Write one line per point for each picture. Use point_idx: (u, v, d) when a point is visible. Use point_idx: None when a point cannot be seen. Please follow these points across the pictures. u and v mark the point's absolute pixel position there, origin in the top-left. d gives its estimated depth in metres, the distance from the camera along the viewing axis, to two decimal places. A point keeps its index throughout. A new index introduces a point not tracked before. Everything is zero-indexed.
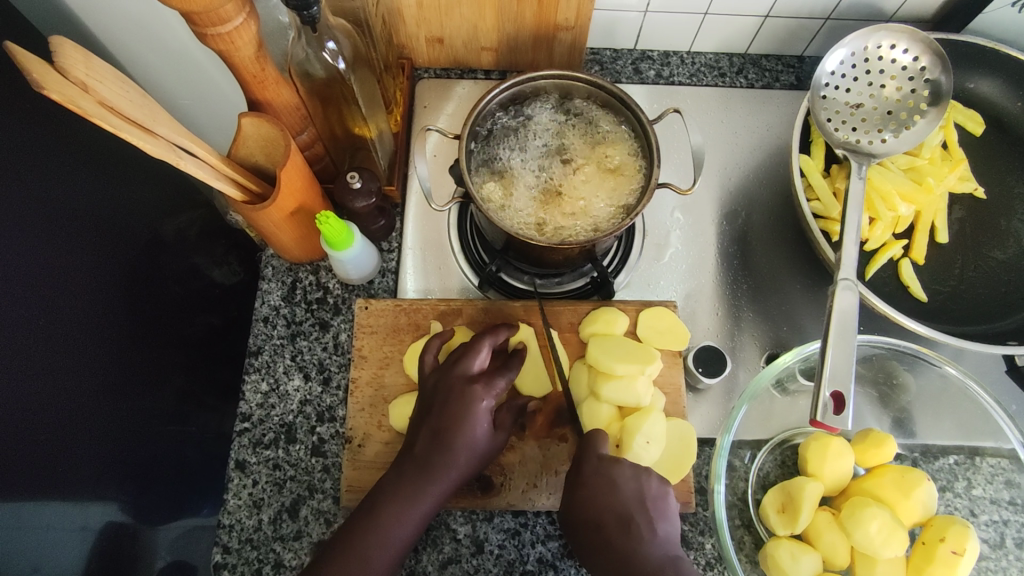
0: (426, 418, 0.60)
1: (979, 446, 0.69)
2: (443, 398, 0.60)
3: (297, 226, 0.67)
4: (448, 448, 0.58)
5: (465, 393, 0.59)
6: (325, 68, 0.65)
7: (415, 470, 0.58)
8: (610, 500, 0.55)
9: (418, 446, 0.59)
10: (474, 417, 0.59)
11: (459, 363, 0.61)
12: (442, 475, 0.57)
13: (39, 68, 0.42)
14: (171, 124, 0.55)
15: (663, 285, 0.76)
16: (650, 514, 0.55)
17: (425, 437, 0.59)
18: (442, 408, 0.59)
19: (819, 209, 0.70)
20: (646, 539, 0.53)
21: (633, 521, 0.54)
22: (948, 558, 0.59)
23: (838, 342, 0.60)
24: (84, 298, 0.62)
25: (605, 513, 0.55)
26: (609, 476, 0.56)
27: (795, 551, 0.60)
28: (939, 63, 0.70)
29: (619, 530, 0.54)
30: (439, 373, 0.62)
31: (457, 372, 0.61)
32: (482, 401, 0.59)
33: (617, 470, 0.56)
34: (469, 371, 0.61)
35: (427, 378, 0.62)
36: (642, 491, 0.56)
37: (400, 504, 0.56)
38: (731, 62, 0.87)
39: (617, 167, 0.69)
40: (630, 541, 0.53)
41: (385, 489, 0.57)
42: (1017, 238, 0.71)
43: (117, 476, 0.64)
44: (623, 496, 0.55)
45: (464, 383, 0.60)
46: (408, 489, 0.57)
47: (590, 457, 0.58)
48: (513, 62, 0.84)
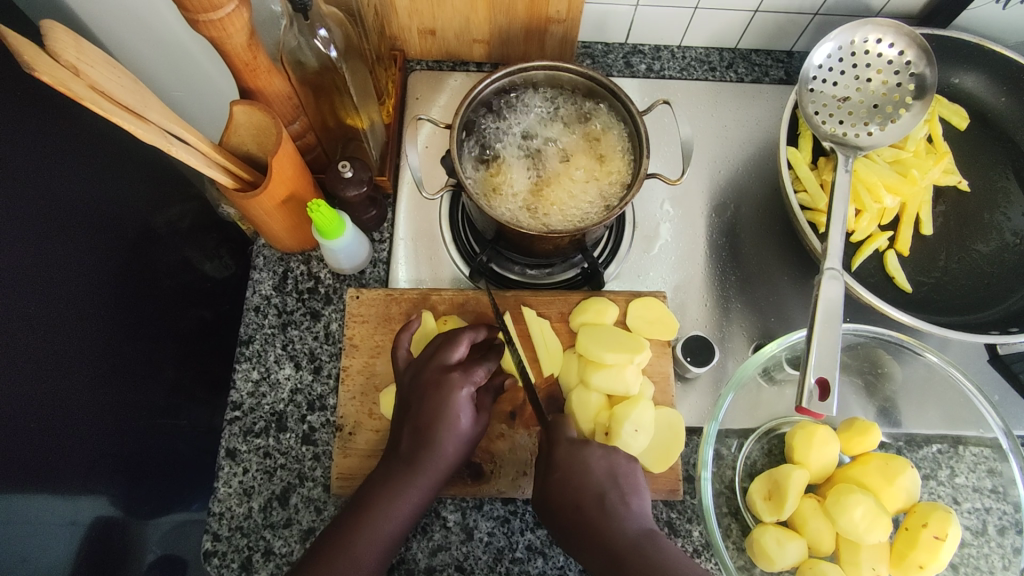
0: (406, 415, 0.60)
1: (962, 435, 0.70)
2: (420, 393, 0.60)
3: (288, 215, 0.67)
4: (431, 443, 0.58)
5: (442, 385, 0.60)
6: (317, 56, 0.65)
7: (400, 468, 0.58)
8: (582, 481, 0.56)
9: (402, 443, 0.59)
10: (456, 407, 0.59)
11: (435, 356, 0.62)
12: (429, 470, 0.58)
13: (29, 51, 0.42)
14: (163, 110, 0.55)
15: (652, 276, 0.77)
16: (624, 490, 0.56)
17: (408, 433, 0.59)
18: (421, 403, 0.59)
19: (807, 200, 0.71)
20: (619, 517, 0.54)
21: (606, 498, 0.55)
22: (930, 543, 0.59)
23: (824, 331, 0.60)
24: (76, 290, 0.62)
25: (580, 493, 0.55)
26: (580, 460, 0.57)
27: (781, 538, 0.61)
28: (925, 57, 0.71)
29: (595, 510, 0.55)
30: (415, 369, 0.62)
31: (432, 364, 0.61)
32: (462, 393, 0.60)
33: (587, 451, 0.57)
34: (446, 363, 0.61)
35: (403, 373, 0.63)
36: (613, 469, 0.57)
37: (387, 503, 0.57)
38: (721, 57, 0.88)
39: (608, 158, 0.69)
40: (604, 521, 0.54)
41: (371, 489, 0.58)
42: (999, 231, 0.73)
43: (107, 469, 0.64)
44: (595, 476, 0.56)
45: (439, 375, 0.60)
46: (393, 486, 0.57)
47: (562, 442, 0.58)
48: (506, 54, 0.85)
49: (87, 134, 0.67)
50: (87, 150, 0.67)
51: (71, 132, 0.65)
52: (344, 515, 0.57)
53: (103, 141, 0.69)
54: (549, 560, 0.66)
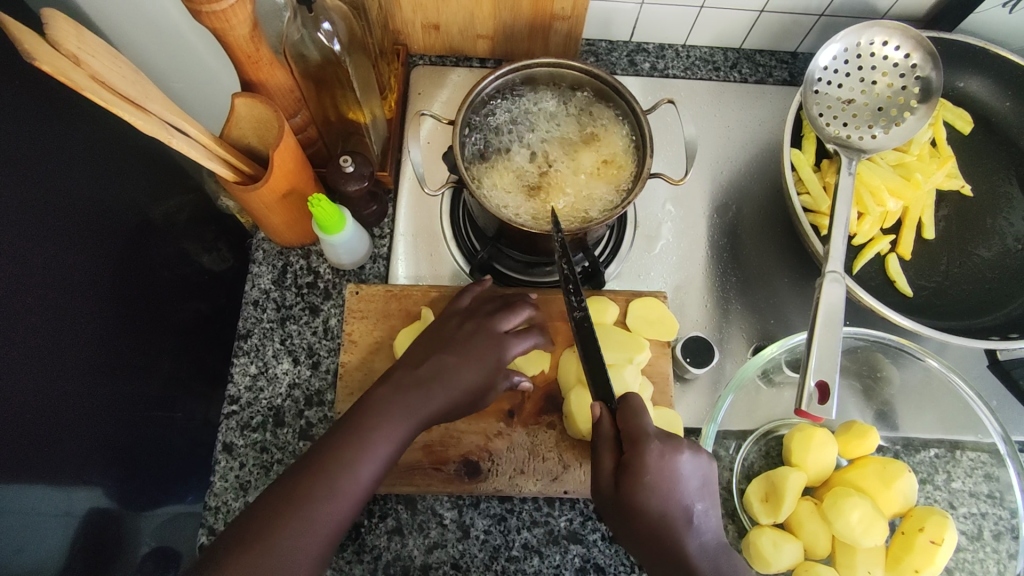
0: (439, 347, 0.61)
1: (959, 440, 0.70)
2: (467, 336, 0.62)
3: (289, 209, 0.67)
4: (448, 380, 0.59)
5: (495, 342, 0.62)
6: (320, 50, 0.65)
7: (411, 386, 0.58)
8: (673, 491, 0.53)
9: (422, 367, 0.60)
10: (483, 349, 0.61)
11: (493, 314, 0.64)
12: (435, 404, 0.58)
13: (30, 39, 0.42)
14: (164, 102, 0.54)
15: (653, 276, 0.77)
16: (705, 501, 0.55)
17: (432, 362, 0.60)
18: (461, 345, 0.61)
19: (809, 202, 0.71)
20: (695, 531, 0.53)
21: (693, 511, 0.54)
22: (926, 547, 0.60)
23: (824, 334, 0.60)
24: (72, 281, 0.61)
25: (668, 505, 0.52)
26: (672, 468, 0.53)
27: (777, 539, 0.61)
28: (930, 60, 0.70)
29: (679, 523, 0.52)
30: (464, 315, 0.64)
31: (488, 321, 0.63)
32: (496, 356, 0.62)
33: (677, 455, 0.54)
34: (498, 329, 0.63)
35: (451, 314, 0.65)
36: (699, 478, 0.55)
37: (386, 420, 0.56)
38: (725, 57, 0.88)
39: (611, 156, 0.69)
40: (689, 538, 0.52)
41: (372, 402, 0.57)
42: (1001, 236, 0.72)
43: (102, 460, 0.63)
44: (686, 487, 0.54)
45: (494, 334, 0.63)
46: (399, 402, 0.57)
47: (650, 439, 0.53)
48: (509, 51, 0.84)
49: (86, 123, 0.67)
50: (86, 140, 0.66)
51: (70, 121, 0.64)
52: (344, 422, 0.56)
53: (102, 130, 0.69)
54: (545, 559, 0.66)
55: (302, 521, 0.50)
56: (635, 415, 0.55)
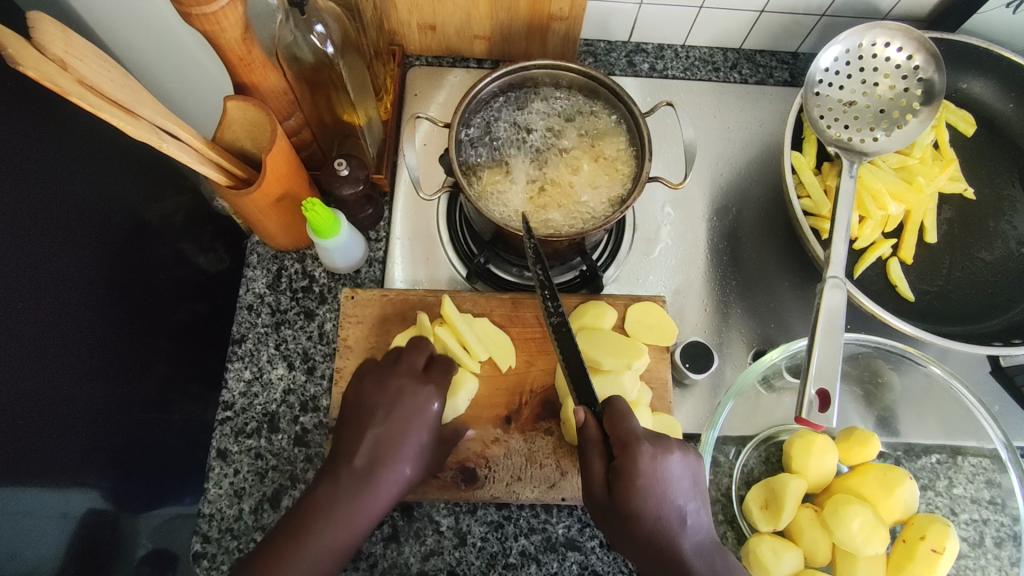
0: (370, 421, 0.57)
1: (961, 445, 0.70)
2: (388, 399, 0.58)
3: (283, 213, 0.66)
4: (389, 458, 0.55)
5: (415, 395, 0.58)
6: (314, 52, 0.64)
7: (350, 478, 0.54)
8: (666, 494, 0.52)
9: (359, 456, 0.55)
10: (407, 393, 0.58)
11: (404, 360, 0.61)
12: (381, 487, 0.54)
13: (15, 44, 0.41)
14: (155, 106, 0.53)
15: (652, 279, 0.76)
16: (697, 500, 0.54)
17: (368, 443, 0.56)
18: (387, 413, 0.57)
19: (810, 206, 0.70)
20: (689, 530, 0.52)
21: (687, 512, 0.53)
22: (927, 556, 0.59)
23: (825, 340, 0.60)
24: (67, 283, 0.61)
25: (663, 507, 0.52)
26: (664, 470, 0.53)
27: (778, 548, 0.60)
28: (933, 62, 0.69)
29: (674, 524, 0.52)
30: (377, 373, 0.61)
31: (402, 371, 0.60)
32: (423, 395, 0.59)
33: (667, 456, 0.53)
34: (414, 368, 0.61)
35: (365, 373, 0.61)
36: (691, 479, 0.54)
37: (331, 517, 0.52)
38: (725, 57, 0.87)
39: (609, 160, 0.68)
40: (683, 537, 0.52)
41: (315, 500, 0.53)
42: (1004, 239, 0.72)
43: (98, 464, 0.63)
44: (679, 487, 0.53)
45: (408, 383, 0.59)
46: (343, 497, 0.53)
47: (640, 443, 0.53)
48: (506, 51, 0.83)
49: (80, 121, 0.65)
50: (80, 138, 0.65)
51: (64, 120, 0.63)
52: (285, 523, 0.52)
53: (98, 129, 0.68)
54: (543, 566, 0.66)
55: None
56: (622, 419, 0.54)
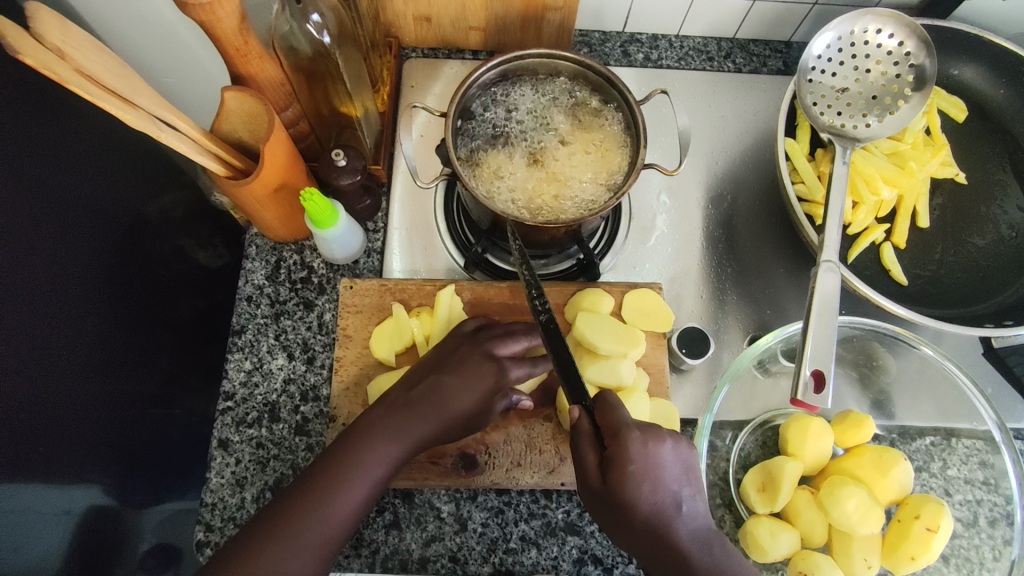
0: (434, 370, 0.61)
1: (954, 428, 0.70)
2: (459, 359, 0.61)
3: (281, 204, 0.67)
4: (443, 403, 0.59)
5: (483, 364, 0.61)
6: (310, 42, 0.64)
7: (406, 406, 0.58)
8: (659, 479, 0.52)
9: (417, 389, 0.59)
10: (475, 386, 0.60)
11: (486, 342, 0.63)
12: (424, 428, 0.58)
13: (13, 33, 0.41)
14: (152, 96, 0.54)
15: (648, 267, 0.77)
16: (692, 487, 0.55)
17: (426, 386, 0.59)
18: (455, 368, 0.60)
19: (804, 192, 0.71)
20: (686, 516, 0.53)
21: (682, 498, 0.53)
22: (922, 535, 0.60)
23: (819, 322, 0.60)
24: (70, 280, 0.61)
25: (657, 492, 0.52)
26: (654, 457, 0.53)
27: (774, 529, 0.61)
28: (924, 48, 0.70)
29: (669, 511, 0.52)
30: (464, 340, 0.63)
31: (482, 345, 0.62)
32: (489, 382, 0.60)
33: (659, 443, 0.54)
34: (493, 351, 0.62)
35: (453, 338, 0.64)
36: (682, 467, 0.54)
37: (373, 443, 0.56)
38: (719, 46, 0.87)
39: (604, 148, 0.69)
40: (680, 523, 0.52)
41: (364, 427, 0.57)
42: (995, 224, 0.72)
43: (101, 458, 0.63)
44: (668, 473, 0.53)
45: (487, 358, 0.61)
46: (389, 429, 0.57)
47: (631, 428, 0.53)
48: (502, 42, 0.83)
49: (82, 117, 0.66)
50: (79, 133, 0.65)
51: (64, 116, 0.63)
52: (333, 448, 0.56)
53: (98, 125, 0.68)
54: (543, 551, 0.66)
55: (305, 525, 0.51)
56: (614, 408, 0.55)
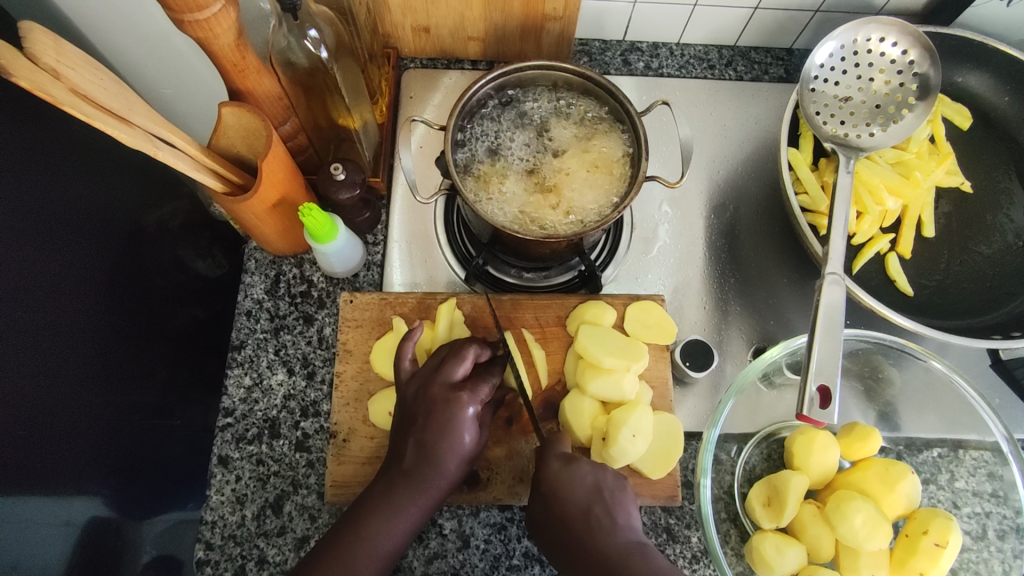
0: (409, 428, 0.58)
1: (962, 439, 0.70)
2: (426, 408, 0.58)
3: (279, 218, 0.66)
4: (435, 460, 0.57)
5: (449, 404, 0.58)
6: (308, 57, 0.64)
7: (400, 481, 0.57)
8: (568, 496, 0.55)
9: (406, 458, 0.57)
10: (460, 426, 0.58)
11: (442, 370, 0.60)
12: (429, 486, 0.57)
13: (8, 54, 0.41)
14: (149, 113, 0.53)
15: (651, 278, 0.76)
16: (608, 504, 0.55)
17: (412, 447, 0.57)
18: (426, 420, 0.58)
19: (808, 202, 0.70)
20: (605, 531, 0.53)
21: (592, 513, 0.54)
22: (931, 550, 0.59)
23: (824, 337, 0.59)
24: (67, 294, 0.60)
25: (565, 505, 0.54)
26: (563, 474, 0.56)
27: (781, 544, 0.60)
28: (928, 56, 0.69)
29: (579, 525, 0.53)
30: (418, 383, 0.60)
31: (439, 381, 0.59)
32: (465, 417, 0.58)
33: (572, 465, 0.56)
34: (452, 381, 0.59)
35: (406, 386, 0.61)
36: (599, 484, 0.55)
37: (386, 516, 0.55)
38: (720, 54, 0.87)
39: (605, 160, 0.68)
40: (593, 536, 0.53)
41: (369, 500, 0.57)
42: (1002, 233, 0.72)
43: (100, 471, 0.63)
44: (580, 489, 0.55)
45: (447, 393, 0.58)
46: (397, 499, 0.56)
47: (550, 457, 0.57)
48: (501, 52, 0.83)
49: (77, 128, 0.65)
50: (73, 145, 0.65)
51: (60, 130, 0.63)
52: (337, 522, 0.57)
53: (94, 133, 0.68)
54: (546, 568, 0.65)
55: None
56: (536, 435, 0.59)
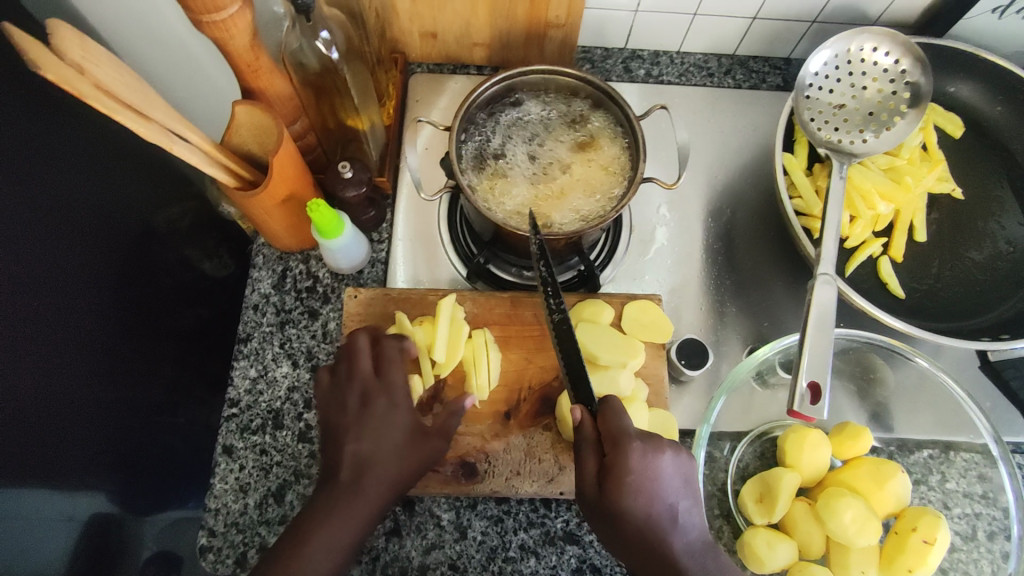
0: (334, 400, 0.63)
1: (953, 441, 0.71)
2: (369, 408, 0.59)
3: (288, 214, 0.68)
4: (372, 461, 0.57)
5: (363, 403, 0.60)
6: (319, 58, 0.66)
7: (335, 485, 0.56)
8: (656, 492, 0.54)
9: (343, 463, 0.57)
10: (392, 423, 0.59)
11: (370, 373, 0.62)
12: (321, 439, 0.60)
13: (36, 48, 0.43)
14: (166, 109, 0.55)
15: (648, 279, 0.78)
16: (689, 499, 0.56)
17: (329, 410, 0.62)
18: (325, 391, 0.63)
19: (802, 206, 0.71)
20: (684, 528, 0.54)
21: (678, 509, 0.55)
22: (919, 547, 0.60)
23: (815, 335, 0.61)
24: (77, 291, 0.63)
25: (653, 502, 0.53)
26: (653, 468, 0.54)
27: (771, 540, 0.62)
28: (919, 65, 0.71)
29: (664, 522, 0.53)
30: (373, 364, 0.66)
31: (354, 380, 0.61)
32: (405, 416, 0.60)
33: (659, 456, 0.55)
34: (370, 376, 0.62)
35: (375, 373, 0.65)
36: (681, 476, 0.56)
37: (328, 518, 0.54)
38: (719, 63, 0.89)
39: (604, 162, 0.70)
40: (671, 533, 0.53)
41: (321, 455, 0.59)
42: (993, 239, 0.73)
43: (104, 466, 0.64)
44: (668, 484, 0.55)
45: (348, 391, 0.61)
46: (336, 498, 0.55)
47: (633, 443, 0.54)
48: (506, 58, 0.85)
49: (90, 131, 0.67)
50: (86, 146, 0.67)
51: (75, 131, 0.65)
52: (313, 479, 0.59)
53: (106, 137, 0.70)
54: (541, 560, 0.67)
55: None
56: (615, 414, 0.56)
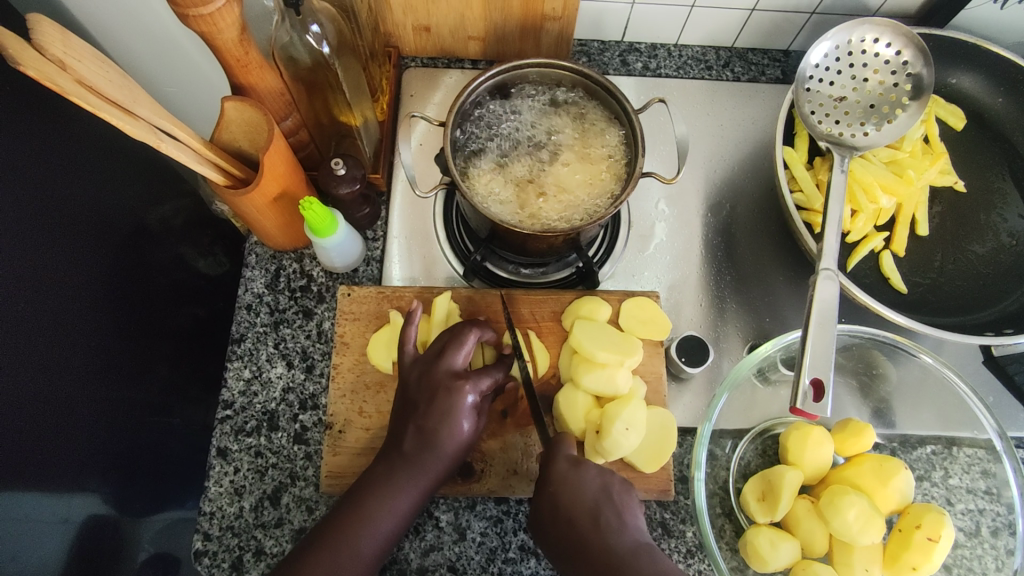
0: (410, 414, 0.59)
1: (956, 437, 0.70)
2: (427, 395, 0.59)
3: (281, 211, 0.67)
4: (435, 446, 0.58)
5: (451, 392, 0.58)
6: (310, 52, 0.64)
7: (398, 463, 0.58)
8: (576, 497, 0.54)
9: (407, 442, 0.58)
10: (461, 413, 0.58)
11: (445, 356, 0.61)
12: (429, 470, 0.58)
13: (16, 45, 0.42)
14: (152, 106, 0.54)
15: (647, 276, 0.77)
16: (616, 506, 0.54)
17: (411, 432, 0.58)
18: (428, 406, 0.58)
19: (803, 200, 0.70)
20: (614, 531, 0.52)
21: (601, 514, 0.53)
22: (923, 544, 0.59)
23: (817, 332, 0.60)
24: (71, 291, 0.61)
25: (573, 509, 0.53)
26: (575, 476, 0.55)
27: (774, 539, 0.61)
28: (921, 56, 0.70)
29: (587, 526, 0.52)
30: (423, 366, 0.61)
31: (441, 367, 0.60)
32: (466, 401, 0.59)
33: (582, 467, 0.55)
34: (453, 368, 0.60)
35: (410, 367, 0.61)
36: (607, 486, 0.55)
37: (392, 493, 0.57)
38: (718, 56, 0.88)
39: (602, 157, 0.69)
40: (598, 536, 0.52)
41: (366, 483, 0.58)
42: (995, 232, 0.73)
43: (100, 467, 0.63)
44: (588, 490, 0.54)
45: (449, 381, 0.59)
46: (398, 474, 0.57)
47: (556, 457, 0.57)
48: (501, 52, 0.84)
49: (80, 125, 0.66)
50: (77, 143, 0.66)
51: (64, 127, 0.64)
52: (345, 502, 0.57)
53: (97, 131, 0.69)
54: (542, 560, 0.66)
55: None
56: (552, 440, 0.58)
